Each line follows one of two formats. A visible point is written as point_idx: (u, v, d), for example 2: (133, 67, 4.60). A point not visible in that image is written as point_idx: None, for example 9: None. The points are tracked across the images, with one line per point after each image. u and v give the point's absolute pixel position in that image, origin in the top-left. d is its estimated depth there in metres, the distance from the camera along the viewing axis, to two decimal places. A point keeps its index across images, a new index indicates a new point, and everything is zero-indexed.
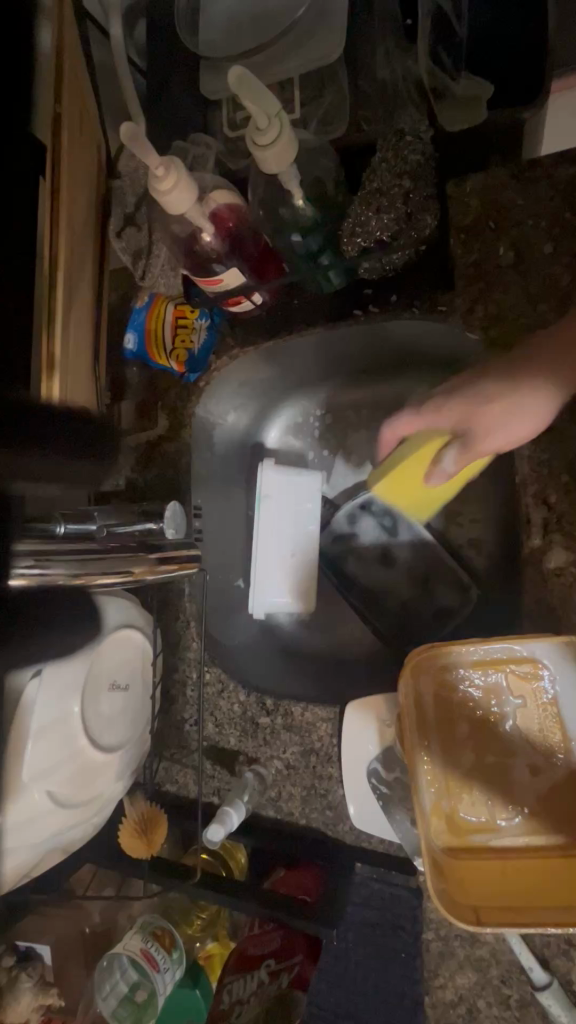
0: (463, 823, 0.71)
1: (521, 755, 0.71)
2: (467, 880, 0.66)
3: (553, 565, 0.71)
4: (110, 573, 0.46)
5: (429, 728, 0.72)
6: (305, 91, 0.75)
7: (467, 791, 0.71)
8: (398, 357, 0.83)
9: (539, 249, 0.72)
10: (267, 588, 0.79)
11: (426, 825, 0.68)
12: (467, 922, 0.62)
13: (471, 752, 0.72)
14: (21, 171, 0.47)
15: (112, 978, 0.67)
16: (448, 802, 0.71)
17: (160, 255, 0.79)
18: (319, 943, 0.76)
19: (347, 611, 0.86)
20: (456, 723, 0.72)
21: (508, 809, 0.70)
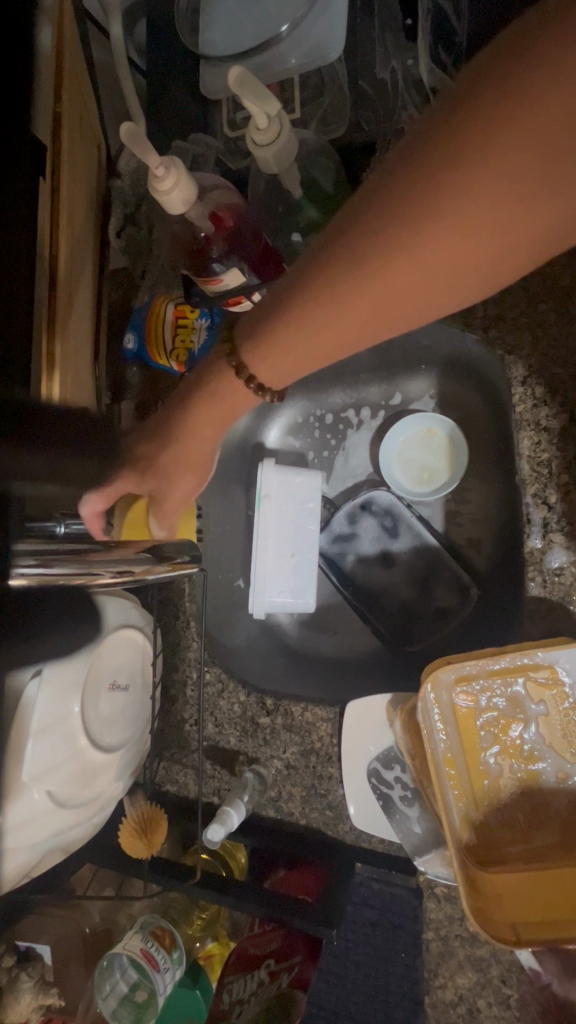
0: (495, 835, 0.70)
1: (548, 761, 0.71)
2: (507, 883, 0.65)
3: (555, 564, 0.72)
4: (112, 572, 0.45)
5: (450, 738, 0.71)
6: (305, 91, 0.76)
7: (495, 798, 0.71)
8: (412, 353, 0.82)
9: None
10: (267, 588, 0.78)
11: (456, 842, 0.67)
12: (508, 944, 0.62)
13: (496, 761, 0.71)
14: (23, 167, 0.47)
15: (112, 978, 0.67)
16: (477, 814, 0.70)
17: (160, 255, 0.83)
18: (319, 942, 0.74)
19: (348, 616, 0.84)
20: (480, 734, 0.71)
21: (534, 814, 0.70)
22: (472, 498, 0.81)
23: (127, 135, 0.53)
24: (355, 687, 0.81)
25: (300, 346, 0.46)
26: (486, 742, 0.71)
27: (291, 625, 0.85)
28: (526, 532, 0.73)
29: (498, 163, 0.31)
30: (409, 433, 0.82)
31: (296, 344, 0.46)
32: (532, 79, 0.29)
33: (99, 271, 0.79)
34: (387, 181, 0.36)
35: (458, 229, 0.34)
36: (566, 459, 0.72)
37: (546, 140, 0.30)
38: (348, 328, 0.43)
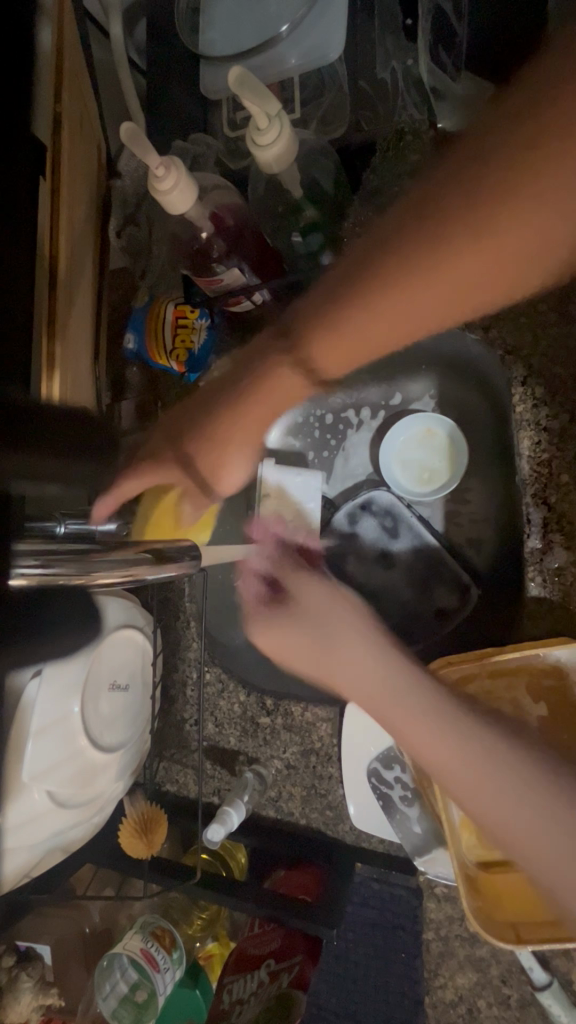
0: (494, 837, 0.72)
1: None
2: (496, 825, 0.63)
3: (555, 563, 0.73)
4: (112, 572, 0.45)
5: None
6: (306, 90, 0.75)
7: None
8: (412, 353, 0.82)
9: None
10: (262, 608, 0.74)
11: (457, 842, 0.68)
12: (509, 943, 0.62)
13: None
14: (23, 167, 0.47)
15: (112, 979, 0.67)
16: None
17: (160, 255, 0.83)
18: (319, 942, 0.74)
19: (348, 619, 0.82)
20: None
21: None
22: (473, 498, 0.81)
23: (126, 135, 0.53)
24: None
25: (366, 331, 0.59)
26: None
27: None
28: (526, 532, 0.74)
29: (526, 197, 0.48)
30: (409, 434, 0.82)
31: (368, 328, 0.59)
32: (551, 166, 0.46)
33: (99, 270, 0.79)
34: (422, 205, 0.53)
35: (511, 228, 0.49)
36: (567, 460, 0.73)
37: (561, 190, 0.47)
38: (405, 320, 0.57)
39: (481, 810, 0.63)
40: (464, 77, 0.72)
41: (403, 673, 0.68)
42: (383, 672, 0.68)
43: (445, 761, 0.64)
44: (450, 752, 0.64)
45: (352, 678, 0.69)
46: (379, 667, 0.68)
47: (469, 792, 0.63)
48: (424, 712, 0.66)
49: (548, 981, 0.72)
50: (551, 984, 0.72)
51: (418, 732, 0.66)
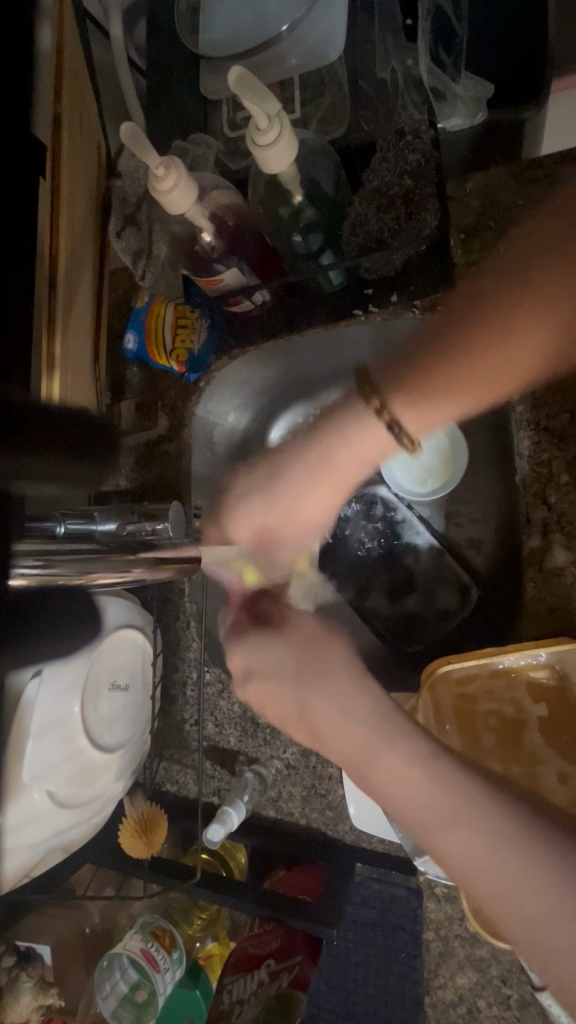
0: None
1: (549, 762, 0.70)
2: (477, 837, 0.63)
3: (555, 564, 0.72)
4: (111, 572, 0.45)
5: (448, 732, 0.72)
6: (306, 91, 0.76)
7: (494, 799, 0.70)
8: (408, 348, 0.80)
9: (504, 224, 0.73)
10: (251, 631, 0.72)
11: None
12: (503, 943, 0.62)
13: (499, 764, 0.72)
14: (23, 168, 0.47)
15: (112, 978, 0.67)
16: None
17: (161, 255, 0.79)
18: (320, 942, 0.75)
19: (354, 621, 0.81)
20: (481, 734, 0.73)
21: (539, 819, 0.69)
22: (473, 498, 0.81)
23: (125, 135, 0.53)
24: None
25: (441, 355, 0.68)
26: (489, 742, 0.72)
27: None
28: (525, 533, 0.74)
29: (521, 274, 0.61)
30: None
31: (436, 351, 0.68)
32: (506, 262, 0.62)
33: (99, 271, 0.79)
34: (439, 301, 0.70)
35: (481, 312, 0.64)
36: (567, 459, 0.72)
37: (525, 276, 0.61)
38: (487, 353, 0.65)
39: (511, 927, 0.47)
40: (464, 78, 0.72)
41: (443, 785, 0.52)
42: (425, 781, 0.53)
43: (463, 867, 0.49)
44: (466, 851, 0.49)
45: (391, 790, 0.54)
46: (421, 783, 0.53)
47: (494, 906, 0.48)
48: (458, 825, 0.50)
49: None
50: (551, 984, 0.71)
51: (439, 841, 0.51)
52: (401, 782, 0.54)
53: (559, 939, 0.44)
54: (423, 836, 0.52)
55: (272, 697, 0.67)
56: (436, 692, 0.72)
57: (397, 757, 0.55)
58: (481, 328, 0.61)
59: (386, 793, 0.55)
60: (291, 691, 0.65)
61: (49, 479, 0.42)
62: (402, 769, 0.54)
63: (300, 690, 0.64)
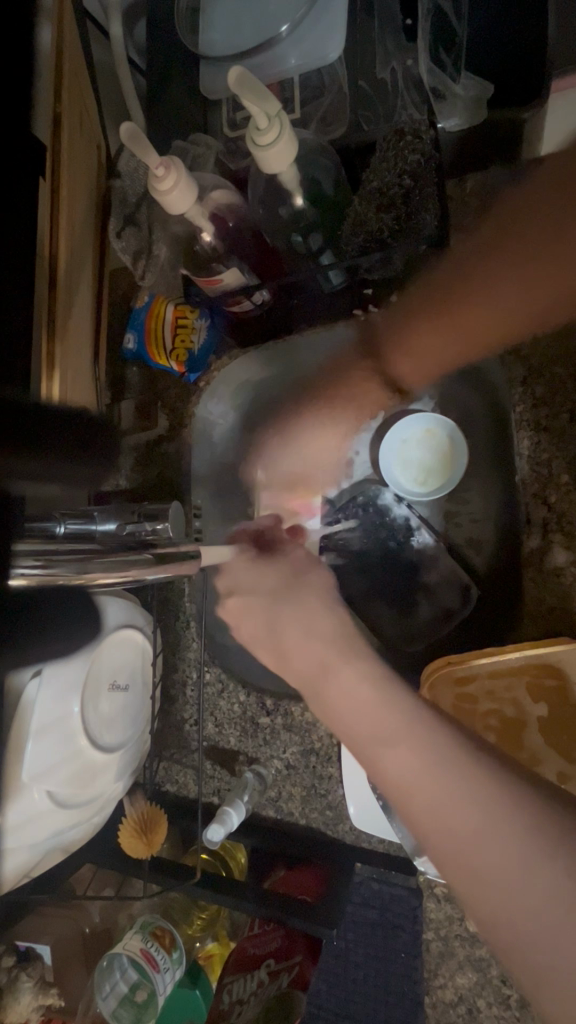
0: None
1: (548, 762, 0.70)
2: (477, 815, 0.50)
3: (555, 564, 0.74)
4: (112, 573, 0.45)
5: None
6: (305, 91, 0.76)
7: None
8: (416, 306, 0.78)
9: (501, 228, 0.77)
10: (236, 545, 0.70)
11: None
12: None
13: None
14: (22, 169, 0.47)
15: (112, 978, 0.67)
16: None
17: (161, 255, 0.77)
18: (320, 943, 0.75)
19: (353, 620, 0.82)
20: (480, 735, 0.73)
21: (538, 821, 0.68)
22: (473, 498, 0.79)
23: (126, 135, 0.53)
24: None
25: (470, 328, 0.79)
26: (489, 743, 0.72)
27: None
28: (525, 532, 0.76)
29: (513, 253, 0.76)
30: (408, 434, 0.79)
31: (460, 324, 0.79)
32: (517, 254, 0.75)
33: (99, 272, 0.79)
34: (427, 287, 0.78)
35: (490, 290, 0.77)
36: (566, 459, 0.74)
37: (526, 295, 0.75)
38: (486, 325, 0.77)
39: (450, 856, 0.45)
40: (464, 78, 0.71)
41: (387, 698, 0.53)
42: (378, 706, 0.53)
43: (423, 808, 0.47)
44: (425, 789, 0.47)
45: (345, 713, 0.54)
46: (369, 695, 0.54)
47: (425, 827, 0.47)
48: (401, 745, 0.50)
49: None
50: None
51: (373, 753, 0.51)
52: (356, 705, 0.54)
53: (504, 887, 0.41)
54: (361, 754, 0.53)
55: (244, 616, 0.64)
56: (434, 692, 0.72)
57: (345, 669, 0.57)
58: (476, 290, 0.77)
59: (344, 719, 0.54)
60: (265, 606, 0.62)
61: (49, 479, 0.42)
62: (357, 691, 0.54)
63: (275, 614, 0.61)
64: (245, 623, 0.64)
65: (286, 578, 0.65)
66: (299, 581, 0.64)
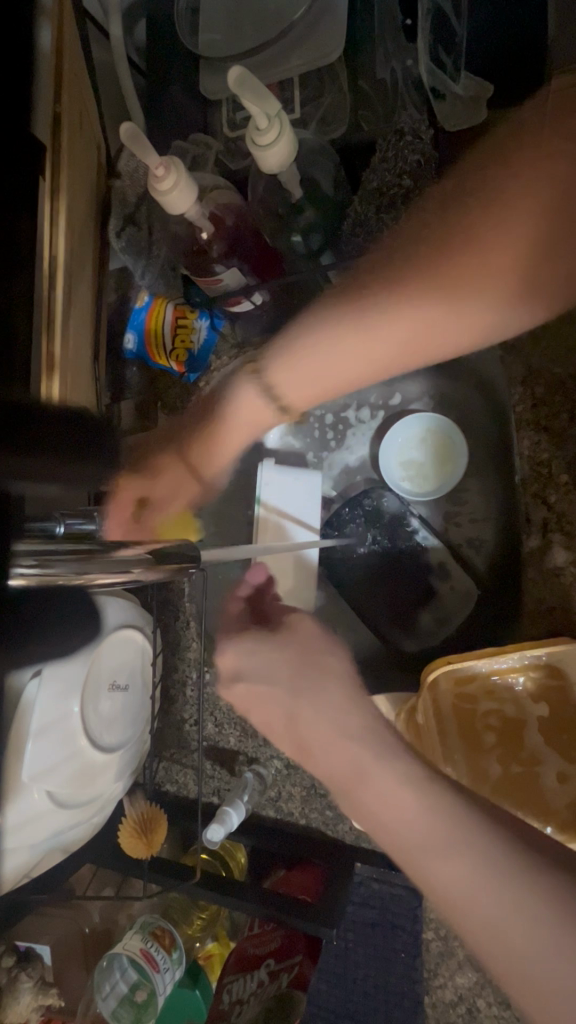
0: None
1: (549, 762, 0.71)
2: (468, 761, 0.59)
3: (555, 563, 0.72)
4: (110, 573, 0.45)
5: (449, 730, 0.72)
6: (305, 90, 0.75)
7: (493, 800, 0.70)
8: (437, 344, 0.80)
9: None
10: (246, 630, 0.68)
11: None
12: None
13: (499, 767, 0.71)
14: (22, 171, 0.47)
15: (112, 978, 0.67)
16: None
17: (160, 255, 0.81)
18: (319, 943, 0.76)
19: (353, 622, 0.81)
20: (481, 733, 0.73)
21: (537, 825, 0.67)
22: (471, 498, 0.80)
23: (125, 133, 0.53)
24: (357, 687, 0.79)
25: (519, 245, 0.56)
26: (489, 741, 0.72)
27: None
28: (525, 530, 0.75)
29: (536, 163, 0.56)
30: (409, 434, 0.81)
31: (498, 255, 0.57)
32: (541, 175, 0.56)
33: (99, 271, 0.79)
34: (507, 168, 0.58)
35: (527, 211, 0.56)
36: (567, 459, 0.72)
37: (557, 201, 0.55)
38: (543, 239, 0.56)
39: (475, 933, 0.47)
40: (464, 78, 0.71)
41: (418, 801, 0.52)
42: (422, 811, 0.52)
43: (464, 907, 0.48)
44: (449, 866, 0.49)
45: (381, 814, 0.54)
46: (402, 795, 0.53)
47: (447, 905, 0.49)
48: (447, 848, 0.50)
49: None
50: None
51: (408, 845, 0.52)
52: (394, 809, 0.53)
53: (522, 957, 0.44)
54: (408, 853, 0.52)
55: (257, 703, 0.64)
56: (435, 688, 0.71)
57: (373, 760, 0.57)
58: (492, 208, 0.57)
59: (375, 820, 0.55)
60: (283, 697, 0.62)
61: (49, 479, 0.42)
62: (395, 795, 0.54)
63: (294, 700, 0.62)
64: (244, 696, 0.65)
65: (298, 667, 0.64)
66: (309, 666, 0.64)
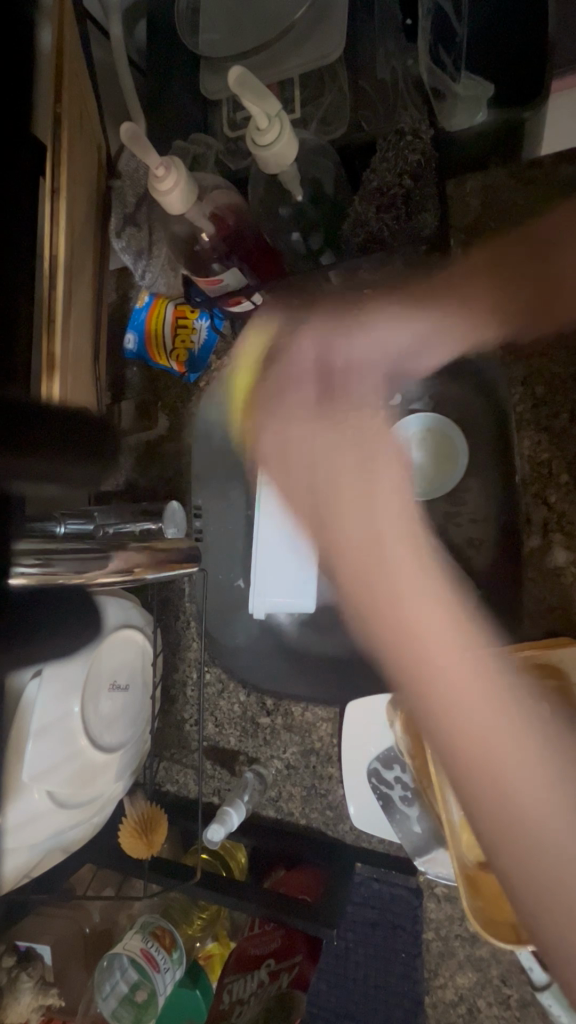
0: None
1: None
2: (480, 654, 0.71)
3: (555, 564, 0.75)
4: (110, 572, 0.45)
5: None
6: (305, 90, 0.75)
7: None
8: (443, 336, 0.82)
9: None
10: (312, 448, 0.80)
11: (457, 841, 0.67)
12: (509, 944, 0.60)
13: None
14: (21, 171, 0.47)
15: (112, 978, 0.67)
16: None
17: (161, 255, 0.79)
18: (319, 943, 0.75)
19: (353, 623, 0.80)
20: None
21: None
22: (471, 498, 0.77)
23: (124, 132, 0.53)
24: (356, 688, 0.79)
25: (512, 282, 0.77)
26: None
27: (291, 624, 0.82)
28: (525, 532, 0.76)
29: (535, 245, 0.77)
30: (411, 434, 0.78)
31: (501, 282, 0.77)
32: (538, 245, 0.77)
33: (100, 271, 0.79)
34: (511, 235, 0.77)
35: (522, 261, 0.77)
36: (566, 459, 0.75)
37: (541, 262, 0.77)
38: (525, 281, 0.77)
39: (477, 772, 0.63)
40: (464, 77, 0.69)
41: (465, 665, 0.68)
42: (492, 697, 0.66)
43: (532, 852, 0.60)
44: (482, 715, 0.66)
45: (454, 681, 0.67)
46: (448, 638, 0.70)
47: (462, 762, 0.64)
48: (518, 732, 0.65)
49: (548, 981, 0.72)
50: (551, 984, 0.72)
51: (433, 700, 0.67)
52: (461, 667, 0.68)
53: (523, 807, 0.62)
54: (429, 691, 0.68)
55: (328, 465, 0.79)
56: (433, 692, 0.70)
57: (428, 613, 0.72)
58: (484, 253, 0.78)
59: (453, 711, 0.66)
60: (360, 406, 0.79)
61: (49, 479, 0.42)
62: (474, 675, 0.67)
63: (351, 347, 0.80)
64: (323, 473, 0.79)
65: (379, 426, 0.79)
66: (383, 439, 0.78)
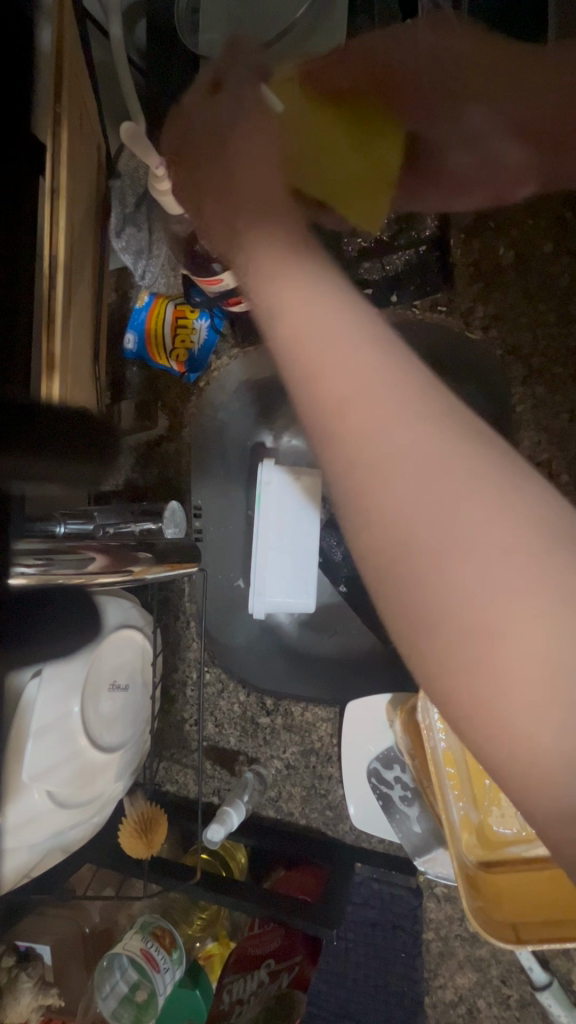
0: (496, 836, 0.72)
1: None
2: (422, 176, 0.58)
3: None
4: (111, 572, 0.45)
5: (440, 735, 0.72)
6: None
7: (496, 802, 0.73)
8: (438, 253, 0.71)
9: (539, 248, 0.79)
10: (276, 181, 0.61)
11: (457, 841, 0.67)
12: (509, 943, 0.60)
13: None
14: (20, 169, 0.47)
15: (112, 978, 0.67)
16: (477, 815, 0.72)
17: (160, 256, 0.81)
18: (319, 943, 0.75)
19: (353, 625, 0.81)
20: None
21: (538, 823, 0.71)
22: None
23: (124, 132, 0.56)
24: (357, 688, 0.79)
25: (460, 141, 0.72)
26: None
27: (291, 625, 0.82)
28: None
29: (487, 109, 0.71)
30: None
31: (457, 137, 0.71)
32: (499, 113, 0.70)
33: (99, 271, 0.79)
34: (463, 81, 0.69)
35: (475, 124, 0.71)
36: (566, 460, 0.77)
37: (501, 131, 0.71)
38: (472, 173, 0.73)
39: (399, 560, 0.30)
40: None
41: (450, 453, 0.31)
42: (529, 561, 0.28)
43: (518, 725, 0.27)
44: (430, 503, 0.30)
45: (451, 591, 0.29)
46: (424, 436, 0.31)
47: (377, 557, 0.31)
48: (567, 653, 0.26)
49: (548, 981, 0.72)
50: (550, 984, 0.72)
51: (380, 501, 0.31)
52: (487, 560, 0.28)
53: (502, 671, 0.27)
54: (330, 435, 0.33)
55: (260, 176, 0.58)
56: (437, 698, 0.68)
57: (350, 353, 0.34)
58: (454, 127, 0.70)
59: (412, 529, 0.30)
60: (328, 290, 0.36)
61: (50, 479, 0.42)
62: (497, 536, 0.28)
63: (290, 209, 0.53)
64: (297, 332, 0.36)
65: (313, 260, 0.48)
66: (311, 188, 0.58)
